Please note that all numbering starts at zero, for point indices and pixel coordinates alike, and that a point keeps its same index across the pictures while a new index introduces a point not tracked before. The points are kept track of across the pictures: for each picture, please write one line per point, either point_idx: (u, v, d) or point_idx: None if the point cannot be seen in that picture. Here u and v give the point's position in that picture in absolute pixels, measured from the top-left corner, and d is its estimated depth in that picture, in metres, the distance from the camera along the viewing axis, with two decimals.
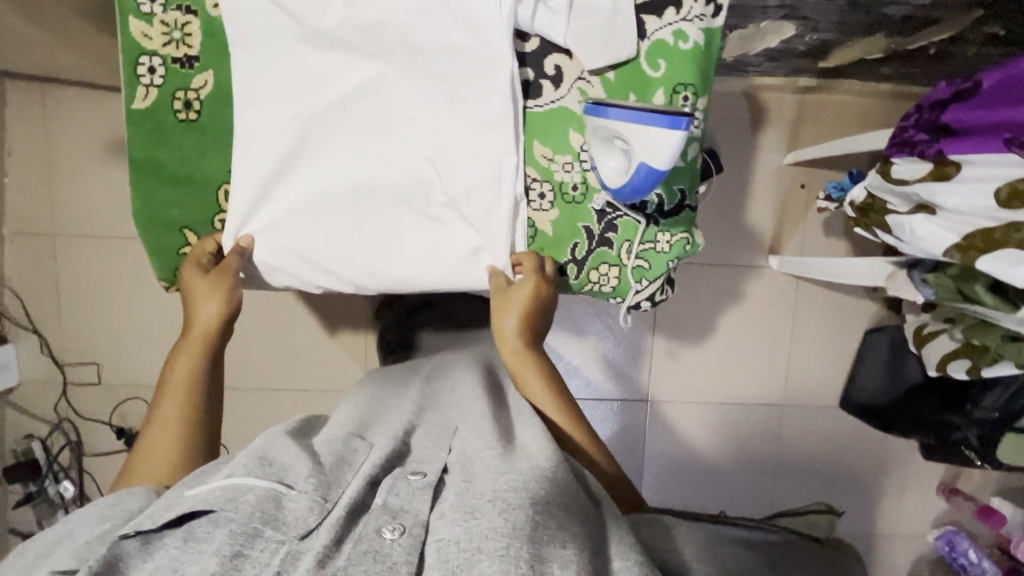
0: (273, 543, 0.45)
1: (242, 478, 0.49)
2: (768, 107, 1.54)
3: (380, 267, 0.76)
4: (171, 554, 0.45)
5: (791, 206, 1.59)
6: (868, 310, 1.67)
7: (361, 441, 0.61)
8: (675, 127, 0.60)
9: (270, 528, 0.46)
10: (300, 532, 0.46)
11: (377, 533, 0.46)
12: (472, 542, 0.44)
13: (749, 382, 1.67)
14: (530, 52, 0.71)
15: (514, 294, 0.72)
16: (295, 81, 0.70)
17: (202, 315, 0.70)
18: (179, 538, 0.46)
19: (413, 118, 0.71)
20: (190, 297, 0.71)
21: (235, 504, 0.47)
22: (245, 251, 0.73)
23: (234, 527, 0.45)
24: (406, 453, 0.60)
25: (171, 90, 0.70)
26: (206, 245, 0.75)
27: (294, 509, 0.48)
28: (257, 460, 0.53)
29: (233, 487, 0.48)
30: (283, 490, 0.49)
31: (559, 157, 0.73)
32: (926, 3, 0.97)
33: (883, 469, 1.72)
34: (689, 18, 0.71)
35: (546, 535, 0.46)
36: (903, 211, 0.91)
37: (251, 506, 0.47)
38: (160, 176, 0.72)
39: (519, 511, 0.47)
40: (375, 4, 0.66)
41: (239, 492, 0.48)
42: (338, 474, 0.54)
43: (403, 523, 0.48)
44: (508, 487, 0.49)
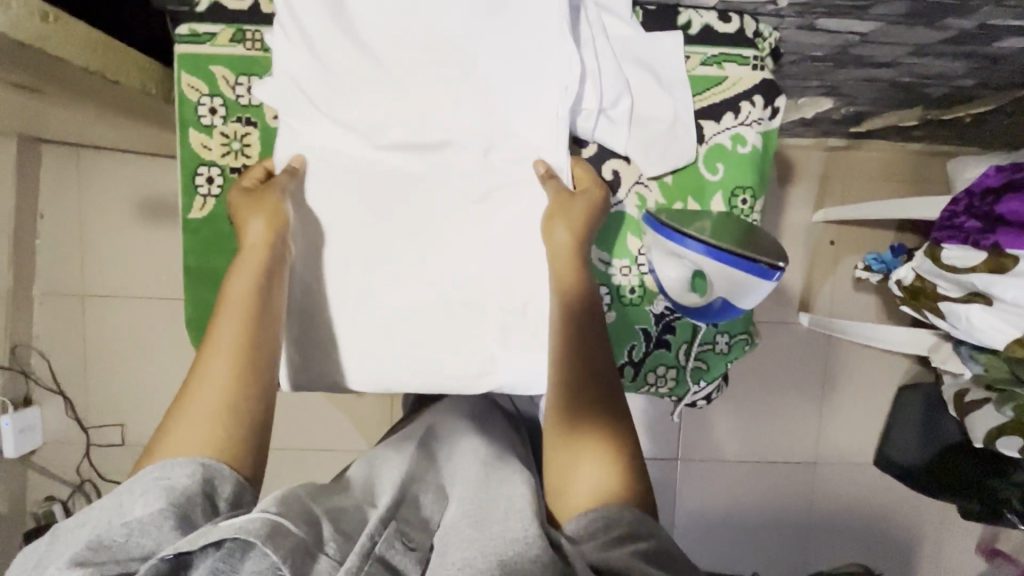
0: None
1: (278, 515, 0.45)
2: (796, 164, 1.54)
3: (430, 374, 0.72)
4: None
5: (820, 261, 1.58)
6: (901, 364, 1.64)
7: (352, 497, 0.56)
8: (764, 274, 0.61)
9: None
10: None
11: None
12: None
13: (780, 437, 1.64)
14: (586, 158, 0.71)
15: (571, 202, 0.66)
16: (351, 192, 0.69)
17: (249, 234, 0.62)
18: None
19: (469, 227, 0.70)
20: (235, 219, 0.64)
21: (272, 543, 0.42)
22: (296, 173, 0.67)
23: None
24: (402, 508, 0.55)
25: (228, 198, 0.69)
26: (251, 168, 0.67)
27: (319, 566, 0.43)
28: (283, 499, 0.48)
29: (266, 523, 0.44)
30: (313, 545, 0.45)
31: (617, 261, 0.72)
32: (970, 84, 0.97)
33: (921, 528, 1.67)
34: (747, 123, 0.71)
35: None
36: (955, 297, 0.90)
37: (287, 552, 0.42)
38: (213, 282, 0.71)
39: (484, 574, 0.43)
40: (437, 121, 0.67)
41: (275, 530, 0.43)
42: (352, 535, 0.49)
43: None
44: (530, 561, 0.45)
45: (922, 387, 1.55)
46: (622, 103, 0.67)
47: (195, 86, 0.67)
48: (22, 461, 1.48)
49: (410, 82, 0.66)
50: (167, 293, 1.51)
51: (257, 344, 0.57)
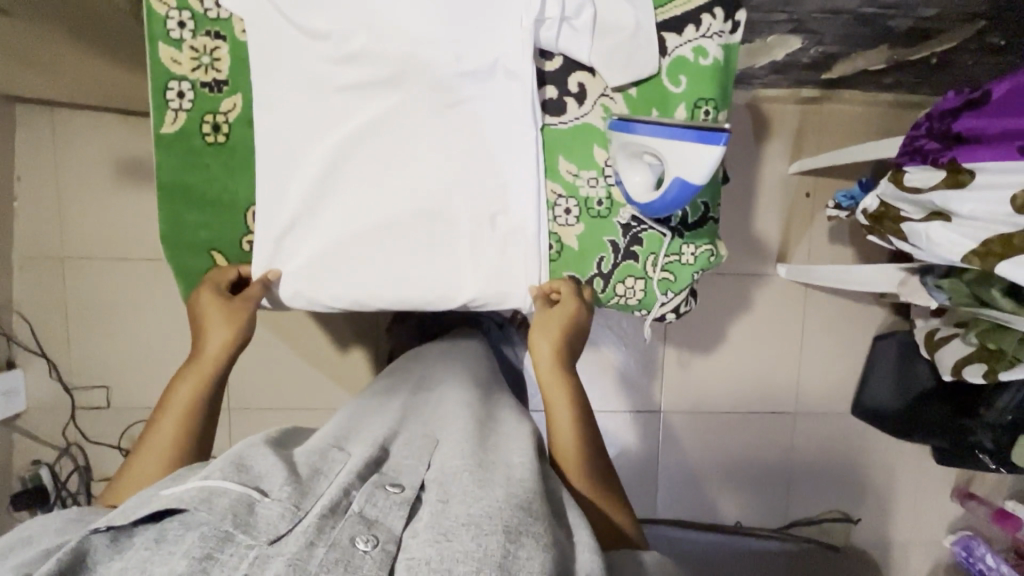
0: (243, 548, 0.44)
1: (216, 480, 0.48)
2: (771, 118, 1.56)
3: (408, 287, 0.75)
4: (142, 554, 0.44)
5: (796, 214, 1.61)
6: (876, 315, 1.67)
7: (339, 451, 0.60)
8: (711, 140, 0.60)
9: (241, 531, 0.44)
10: (271, 537, 0.45)
11: (351, 543, 0.45)
12: (442, 564, 0.44)
13: (761, 391, 1.67)
14: (552, 70, 0.72)
15: (554, 315, 0.73)
16: (321, 104, 0.70)
17: (211, 341, 0.68)
18: (150, 539, 0.46)
19: (441, 145, 0.72)
20: (202, 324, 0.70)
21: (210, 505, 0.46)
22: (270, 282, 0.74)
23: (204, 531, 0.45)
24: (385, 463, 0.59)
25: (200, 113, 0.70)
26: (228, 271, 0.74)
27: (265, 514, 0.46)
28: (234, 464, 0.52)
29: (207, 489, 0.47)
30: (258, 496, 0.48)
31: (584, 172, 0.74)
32: (931, 15, 0.99)
33: (898, 475, 1.72)
34: (708, 35, 0.72)
35: (518, 563, 0.45)
36: (917, 218, 0.91)
37: (226, 509, 0.45)
38: (187, 198, 0.72)
39: (491, 538, 0.47)
40: (405, 33, 0.67)
41: (212, 493, 0.47)
42: (313, 484, 0.53)
43: (377, 536, 0.47)
44: (483, 511, 0.49)
45: (897, 335, 1.59)
46: (585, 11, 0.68)
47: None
48: (6, 425, 1.48)
49: None
50: (149, 255, 1.50)
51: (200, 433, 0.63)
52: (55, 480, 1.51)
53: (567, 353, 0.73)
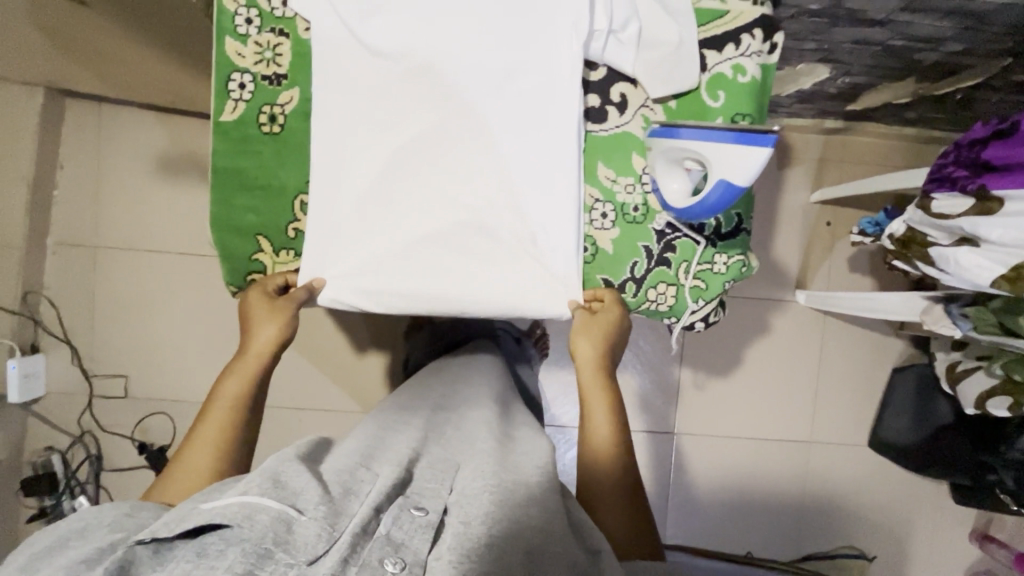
0: (282, 566, 0.45)
1: (256, 496, 0.48)
2: (794, 146, 1.59)
3: (444, 282, 0.76)
4: (183, 568, 0.44)
5: (815, 243, 1.62)
6: (895, 348, 1.66)
7: (366, 468, 0.59)
8: (756, 145, 0.61)
9: (281, 550, 0.45)
10: (309, 558, 0.46)
11: (380, 564, 0.47)
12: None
13: (774, 419, 1.65)
14: (596, 80, 0.75)
15: (599, 322, 0.76)
16: (371, 104, 0.73)
17: (259, 337, 0.71)
18: (191, 552, 0.46)
19: (486, 146, 0.74)
20: (249, 323, 0.72)
21: (251, 524, 0.46)
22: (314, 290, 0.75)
23: (245, 546, 0.45)
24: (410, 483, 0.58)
25: (258, 105, 0.73)
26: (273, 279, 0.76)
27: (303, 534, 0.47)
28: (270, 478, 0.51)
29: (247, 506, 0.47)
30: (294, 514, 0.48)
31: (622, 179, 0.76)
32: (959, 50, 1.02)
33: (914, 513, 1.68)
34: (747, 54, 0.76)
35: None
36: (946, 243, 0.93)
37: (266, 529, 0.45)
38: (239, 184, 0.75)
39: (512, 559, 0.50)
40: (461, 40, 0.71)
41: (254, 510, 0.47)
42: (345, 503, 0.52)
43: (404, 559, 0.48)
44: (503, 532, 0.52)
45: (915, 367, 1.57)
46: (631, 25, 0.71)
47: None
48: (24, 409, 1.49)
49: None
50: (178, 247, 1.53)
51: (244, 430, 0.65)
52: (66, 468, 1.52)
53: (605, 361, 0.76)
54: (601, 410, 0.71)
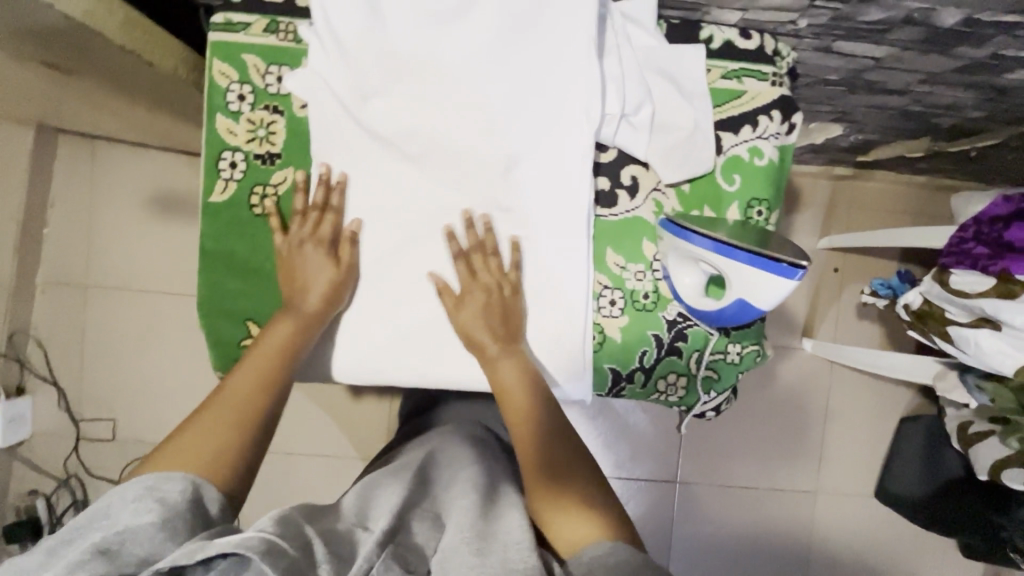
0: None
1: (272, 533, 0.48)
2: (803, 191, 1.55)
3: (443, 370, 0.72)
4: None
5: (824, 289, 1.58)
6: (903, 397, 1.62)
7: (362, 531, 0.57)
8: (785, 274, 0.59)
9: None
10: None
11: None
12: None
13: (780, 467, 1.61)
14: (606, 162, 0.71)
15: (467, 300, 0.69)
16: (368, 183, 0.69)
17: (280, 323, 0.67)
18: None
19: (492, 233, 0.70)
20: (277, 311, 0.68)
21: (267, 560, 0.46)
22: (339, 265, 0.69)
23: None
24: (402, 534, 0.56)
25: (249, 185, 0.70)
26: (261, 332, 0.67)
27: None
28: (282, 519, 0.51)
29: (263, 541, 0.47)
30: (307, 565, 0.47)
31: (632, 265, 0.72)
32: (978, 116, 0.99)
33: (922, 565, 1.64)
34: (764, 137, 0.72)
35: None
36: (965, 322, 0.89)
37: (283, 569, 0.45)
38: (229, 266, 0.71)
39: None
40: (463, 122, 0.67)
41: (270, 545, 0.47)
42: (343, 559, 0.51)
43: None
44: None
45: (923, 419, 1.54)
46: (643, 109, 0.68)
47: (226, 73, 0.68)
48: (9, 452, 1.45)
49: (435, 79, 0.66)
50: (169, 287, 1.49)
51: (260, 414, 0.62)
52: (50, 513, 1.47)
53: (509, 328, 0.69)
54: (509, 367, 0.67)
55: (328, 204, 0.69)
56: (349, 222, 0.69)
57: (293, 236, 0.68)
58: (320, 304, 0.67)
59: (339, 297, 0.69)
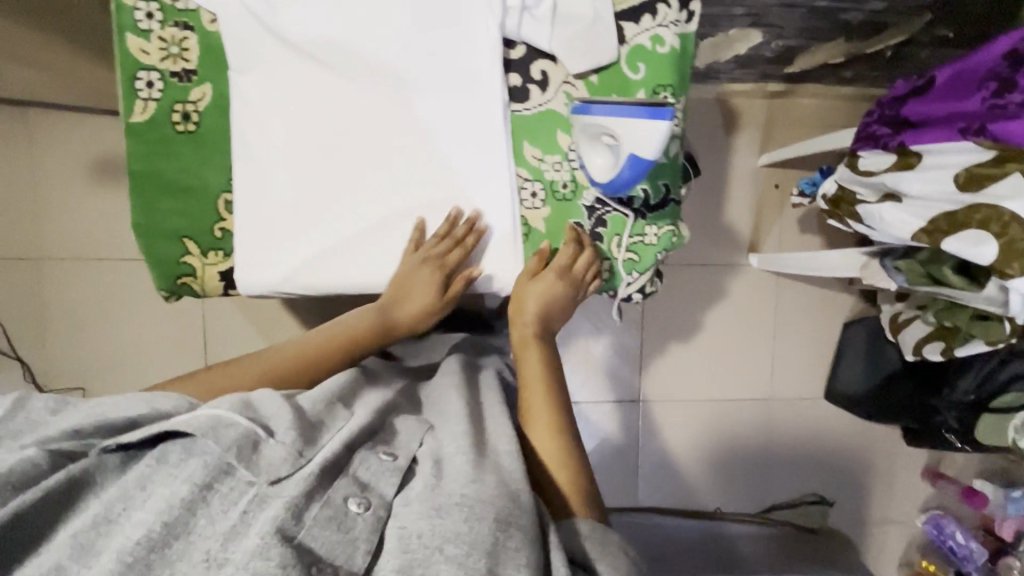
0: (242, 482, 0.47)
1: (226, 413, 0.51)
2: (740, 111, 1.61)
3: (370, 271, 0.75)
4: (141, 472, 0.48)
5: (766, 207, 1.65)
6: (847, 302, 1.71)
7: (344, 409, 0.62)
8: (659, 115, 0.65)
9: (243, 467, 0.48)
10: (270, 478, 0.48)
11: (344, 503, 0.48)
12: (433, 541, 0.45)
13: (735, 378, 1.71)
14: (516, 59, 0.74)
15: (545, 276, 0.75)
16: (284, 91, 0.71)
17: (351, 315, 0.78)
18: (152, 459, 0.49)
19: (412, 134, 0.73)
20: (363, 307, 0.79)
21: (217, 435, 0.49)
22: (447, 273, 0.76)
23: (206, 460, 0.48)
24: (383, 432, 0.60)
25: (169, 103, 0.71)
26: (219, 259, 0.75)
27: (269, 456, 0.49)
28: (246, 407, 0.54)
29: (215, 419, 0.50)
30: (264, 436, 0.50)
31: (549, 157, 0.76)
32: (881, 8, 1.03)
33: (870, 455, 1.77)
34: (665, 24, 0.76)
35: (507, 553, 0.46)
36: (872, 200, 0.95)
37: (233, 442, 0.48)
38: (158, 186, 0.73)
39: (482, 523, 0.47)
40: (371, 25, 0.69)
41: (221, 424, 0.50)
42: (317, 434, 0.54)
43: (369, 499, 0.49)
44: (477, 495, 0.49)
45: (866, 321, 1.64)
46: (543, 1, 0.71)
47: None
48: None
49: None
50: (123, 253, 1.49)
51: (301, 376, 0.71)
52: None
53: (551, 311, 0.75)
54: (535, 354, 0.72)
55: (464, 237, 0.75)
56: (475, 265, 0.77)
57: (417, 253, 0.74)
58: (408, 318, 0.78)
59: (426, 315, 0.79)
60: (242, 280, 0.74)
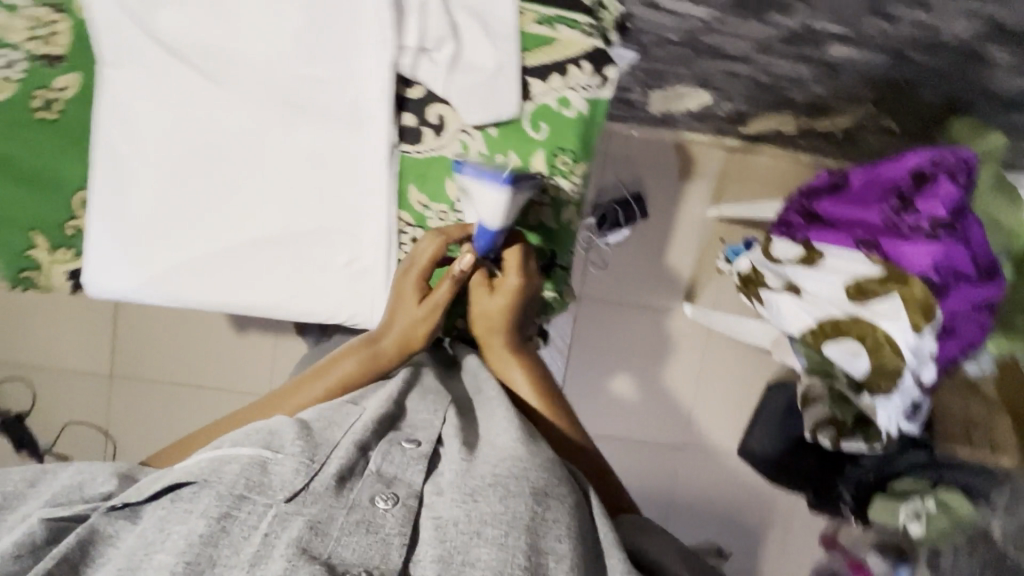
0: (261, 506, 0.46)
1: (228, 449, 0.50)
2: (696, 160, 1.59)
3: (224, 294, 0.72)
4: (159, 515, 0.46)
5: (709, 258, 1.64)
6: (772, 363, 1.73)
7: (355, 406, 0.59)
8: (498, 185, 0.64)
9: (256, 493, 0.46)
10: (287, 494, 0.46)
11: (371, 502, 0.47)
12: (472, 525, 0.46)
13: (652, 421, 1.71)
14: (412, 98, 0.71)
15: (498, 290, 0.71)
16: (158, 93, 0.67)
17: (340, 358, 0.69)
18: (167, 500, 0.47)
19: (289, 161, 0.69)
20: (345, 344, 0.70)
21: (218, 476, 0.47)
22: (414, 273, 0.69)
23: (219, 492, 0.46)
24: (401, 419, 0.58)
25: (30, 87, 0.66)
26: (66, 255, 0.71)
27: (279, 473, 0.48)
28: (257, 429, 0.52)
29: (219, 460, 0.48)
30: (270, 456, 0.49)
31: (435, 205, 0.74)
32: (823, 93, 1.02)
33: (771, 514, 1.79)
34: (573, 87, 0.73)
35: (544, 526, 0.48)
36: (775, 287, 0.94)
37: (236, 477, 0.47)
38: (8, 172, 0.68)
39: (518, 500, 0.48)
40: (253, 40, 0.65)
41: (223, 461, 0.48)
42: (325, 435, 0.53)
43: (397, 494, 0.49)
44: (508, 473, 0.50)
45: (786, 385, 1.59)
46: (445, 46, 0.67)
47: None
48: None
49: None
50: None
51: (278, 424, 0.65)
52: None
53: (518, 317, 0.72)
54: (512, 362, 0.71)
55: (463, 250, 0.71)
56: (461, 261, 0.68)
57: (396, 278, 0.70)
58: (393, 346, 0.68)
59: (412, 344, 0.69)
60: (88, 281, 0.71)
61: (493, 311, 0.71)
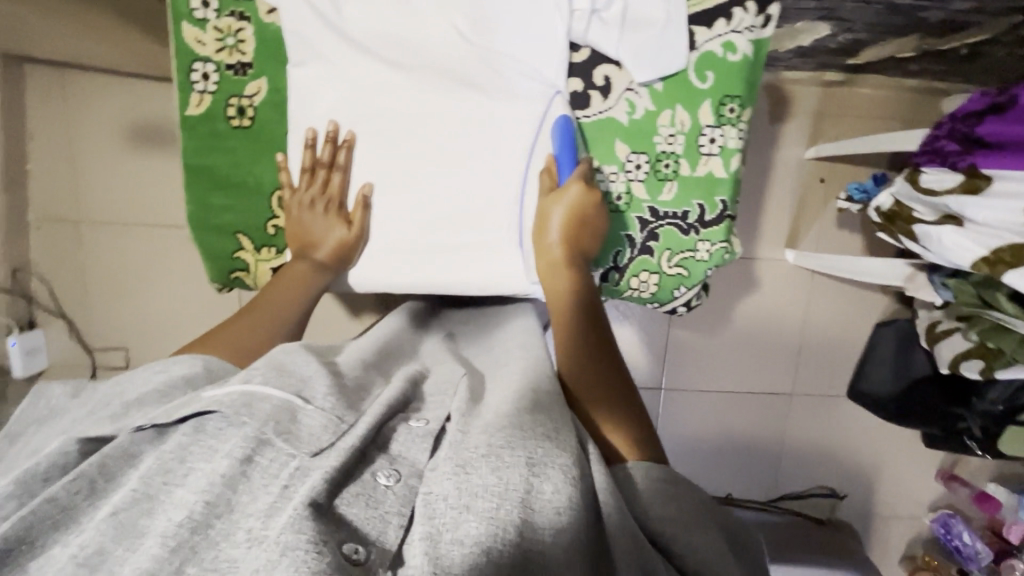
0: (283, 455, 0.41)
1: (257, 385, 0.44)
2: (791, 100, 1.53)
3: (414, 274, 0.75)
4: (180, 443, 0.41)
5: (809, 200, 1.59)
6: (881, 302, 1.68)
7: (383, 372, 0.54)
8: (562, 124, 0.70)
9: (282, 440, 0.41)
10: (313, 450, 0.41)
11: (372, 476, 0.41)
12: (461, 499, 0.39)
13: (761, 371, 1.69)
14: (579, 62, 0.71)
15: (559, 194, 0.68)
16: (345, 90, 0.70)
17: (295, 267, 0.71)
18: (189, 429, 0.42)
19: (467, 138, 0.72)
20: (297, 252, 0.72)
21: (250, 411, 0.42)
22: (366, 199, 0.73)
23: (246, 433, 0.41)
24: (414, 398, 0.52)
25: (224, 96, 0.70)
26: (268, 256, 0.76)
27: (308, 425, 0.42)
28: (277, 367, 0.47)
29: (248, 394, 0.43)
30: (301, 403, 0.43)
31: (606, 167, 0.75)
32: (967, 7, 0.96)
33: (887, 454, 1.76)
34: (739, 30, 0.70)
35: (540, 500, 0.40)
36: (930, 220, 0.93)
37: (267, 418, 0.41)
38: (212, 181, 0.73)
39: (512, 471, 0.41)
40: (430, 28, 0.69)
41: (253, 398, 0.42)
42: (357, 398, 0.48)
43: (400, 471, 0.42)
44: (504, 441, 0.43)
45: (897, 321, 1.56)
46: (614, 4, 0.68)
47: None
48: (29, 382, 1.36)
49: None
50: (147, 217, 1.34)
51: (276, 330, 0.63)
52: None
53: (577, 229, 0.67)
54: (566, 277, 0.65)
55: (336, 161, 0.72)
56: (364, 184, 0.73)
57: (300, 193, 0.72)
58: (331, 256, 0.72)
59: (348, 253, 0.73)
60: None
61: (559, 226, 0.67)
